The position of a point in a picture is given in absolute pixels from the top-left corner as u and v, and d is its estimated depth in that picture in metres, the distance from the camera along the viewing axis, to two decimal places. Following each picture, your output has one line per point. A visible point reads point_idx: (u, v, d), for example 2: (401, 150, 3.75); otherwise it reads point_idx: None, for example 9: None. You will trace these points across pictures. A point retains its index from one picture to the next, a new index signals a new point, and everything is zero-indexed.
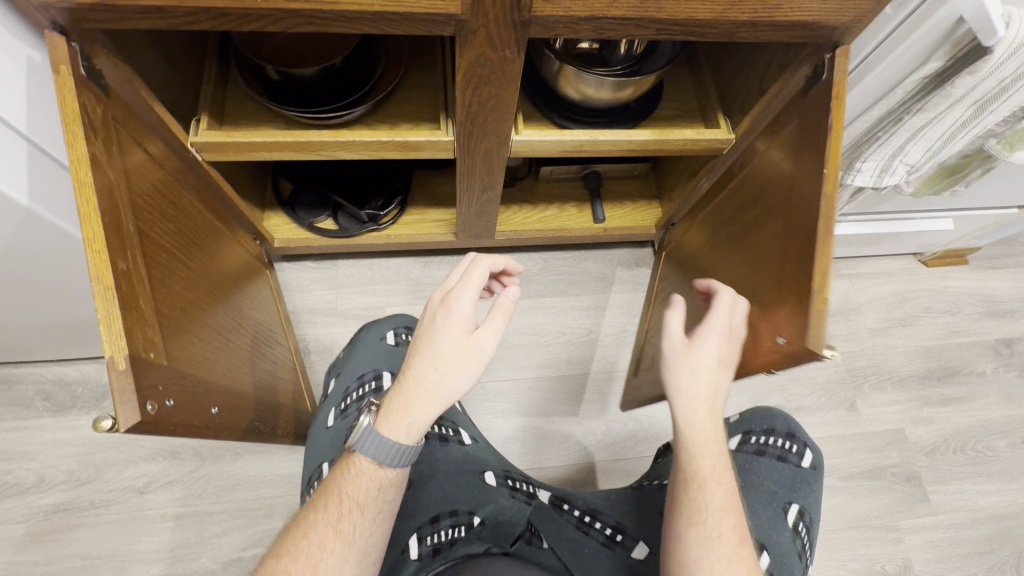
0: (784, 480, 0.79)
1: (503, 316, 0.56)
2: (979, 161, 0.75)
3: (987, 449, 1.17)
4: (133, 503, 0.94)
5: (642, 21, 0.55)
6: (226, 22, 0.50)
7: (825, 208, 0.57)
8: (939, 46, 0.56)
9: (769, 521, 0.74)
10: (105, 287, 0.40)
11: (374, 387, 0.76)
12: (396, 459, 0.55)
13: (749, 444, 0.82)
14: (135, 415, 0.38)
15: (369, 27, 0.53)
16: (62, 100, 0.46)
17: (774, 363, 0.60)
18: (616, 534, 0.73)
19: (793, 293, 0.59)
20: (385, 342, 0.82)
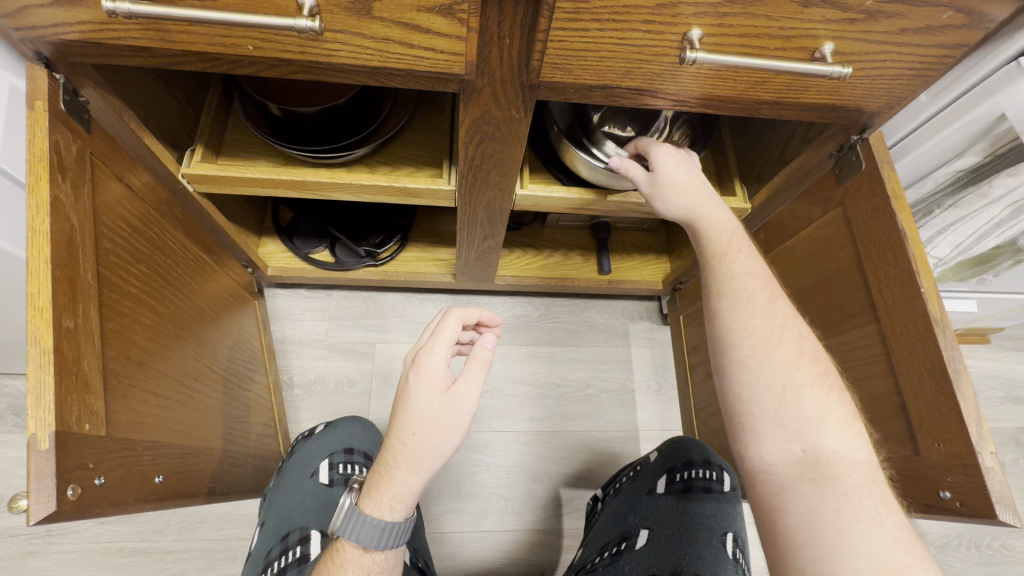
0: (714, 512, 0.73)
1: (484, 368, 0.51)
2: (1012, 253, 0.71)
3: (1005, 548, 1.09)
4: (91, 533, 0.89)
5: (657, 93, 0.51)
6: (219, 65, 0.48)
7: (940, 335, 0.48)
8: (976, 141, 0.52)
9: (711, 561, 0.66)
10: (40, 351, 0.37)
11: (299, 555, 0.68)
12: (382, 540, 0.51)
13: (676, 483, 0.76)
14: (50, 504, 0.34)
15: (367, 79, 0.50)
16: (31, 138, 0.43)
17: (919, 497, 0.50)
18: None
19: (922, 422, 0.49)
20: (316, 480, 0.76)
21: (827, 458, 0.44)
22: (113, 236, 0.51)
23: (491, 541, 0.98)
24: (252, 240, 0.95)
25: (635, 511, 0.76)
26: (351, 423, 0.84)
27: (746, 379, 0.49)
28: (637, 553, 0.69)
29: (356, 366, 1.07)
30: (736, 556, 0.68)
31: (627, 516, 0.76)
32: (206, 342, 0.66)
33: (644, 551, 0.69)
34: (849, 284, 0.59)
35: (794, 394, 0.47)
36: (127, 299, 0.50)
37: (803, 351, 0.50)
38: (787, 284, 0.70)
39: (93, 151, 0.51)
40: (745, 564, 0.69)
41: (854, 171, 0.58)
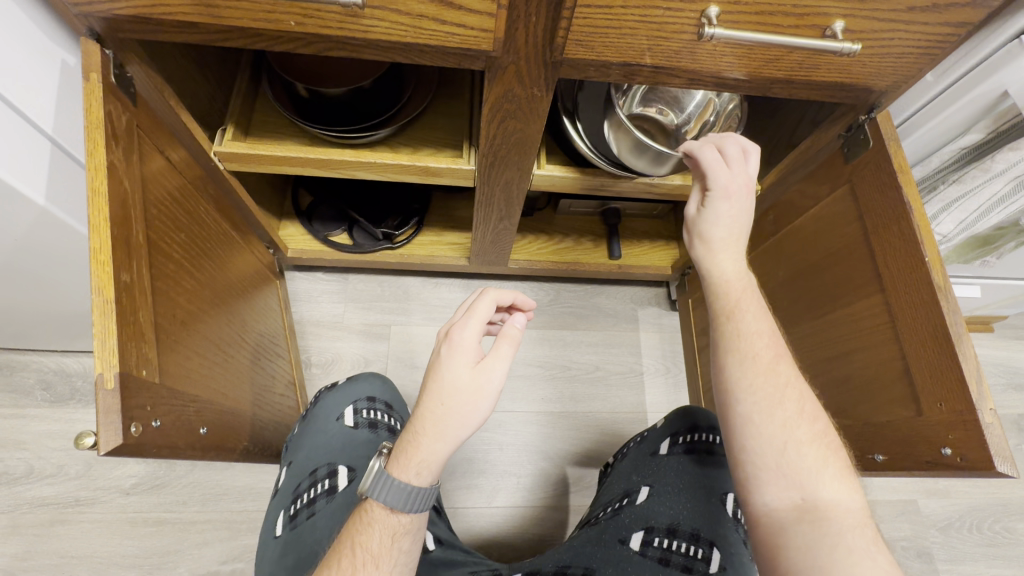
0: (717, 472, 0.73)
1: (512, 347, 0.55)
2: (1015, 234, 0.73)
3: (1007, 531, 1.11)
4: (118, 504, 0.92)
5: (673, 71, 0.54)
6: (261, 41, 0.51)
7: (943, 302, 0.51)
8: (981, 117, 0.55)
9: (708, 515, 0.70)
10: (104, 300, 0.40)
11: (328, 487, 0.74)
12: (411, 503, 0.53)
13: (678, 445, 0.77)
14: (117, 438, 0.37)
15: (399, 56, 0.53)
16: (88, 106, 0.46)
17: (923, 458, 0.52)
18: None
19: (926, 386, 0.52)
20: (341, 424, 0.81)
21: (826, 505, 0.45)
22: (159, 205, 0.54)
23: (504, 515, 1.01)
24: (273, 222, 0.98)
25: (638, 470, 0.79)
26: (373, 378, 0.87)
27: (754, 435, 0.49)
28: (637, 508, 0.73)
29: (372, 347, 1.10)
30: (736, 514, 0.70)
31: (631, 475, 0.79)
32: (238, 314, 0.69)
33: (644, 506, 0.73)
34: (855, 257, 0.62)
35: (795, 448, 0.48)
36: (170, 263, 0.53)
37: (804, 410, 0.50)
38: (795, 259, 0.73)
39: (138, 123, 0.54)
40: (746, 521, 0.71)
41: (861, 148, 0.61)
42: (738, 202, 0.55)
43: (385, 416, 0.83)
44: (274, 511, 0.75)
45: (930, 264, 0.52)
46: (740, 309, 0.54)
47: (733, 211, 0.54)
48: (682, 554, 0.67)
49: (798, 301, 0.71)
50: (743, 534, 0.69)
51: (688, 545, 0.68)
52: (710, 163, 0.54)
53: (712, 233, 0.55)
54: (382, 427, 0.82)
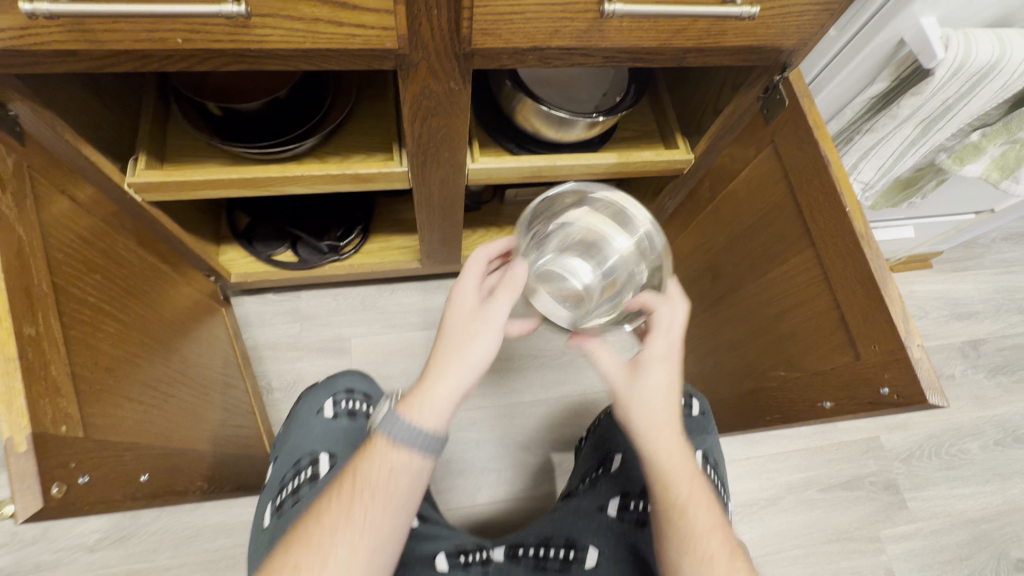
0: (684, 433, 0.78)
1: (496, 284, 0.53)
2: (933, 174, 0.76)
3: (961, 452, 1.19)
4: (83, 562, 0.88)
5: (586, 50, 0.53)
6: (150, 62, 0.48)
7: (868, 243, 0.53)
8: (884, 66, 0.56)
9: None
10: (7, 359, 0.37)
11: (310, 475, 0.70)
12: None
13: None
14: (36, 502, 0.35)
15: (300, 63, 0.50)
16: None
17: (867, 402, 0.54)
18: (568, 552, 0.74)
19: (863, 331, 0.53)
20: (324, 416, 0.77)
21: None
22: (68, 248, 0.51)
23: (489, 510, 1.02)
24: (210, 249, 0.93)
25: (612, 438, 0.83)
26: (353, 372, 0.84)
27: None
28: (610, 475, 0.78)
29: (334, 363, 1.07)
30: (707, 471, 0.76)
31: (603, 448, 0.83)
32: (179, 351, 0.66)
33: (620, 472, 0.78)
34: (785, 212, 0.63)
35: None
36: (86, 309, 0.50)
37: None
38: (729, 224, 0.75)
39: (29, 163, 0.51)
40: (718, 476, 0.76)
41: (778, 109, 0.62)
42: (660, 370, 0.52)
43: (366, 405, 0.80)
44: (263, 502, 0.72)
45: (850, 213, 0.54)
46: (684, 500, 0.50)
47: (660, 377, 0.52)
48: None
49: (738, 245, 0.73)
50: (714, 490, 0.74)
51: None
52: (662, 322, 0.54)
53: (644, 415, 0.52)
54: (361, 415, 0.79)
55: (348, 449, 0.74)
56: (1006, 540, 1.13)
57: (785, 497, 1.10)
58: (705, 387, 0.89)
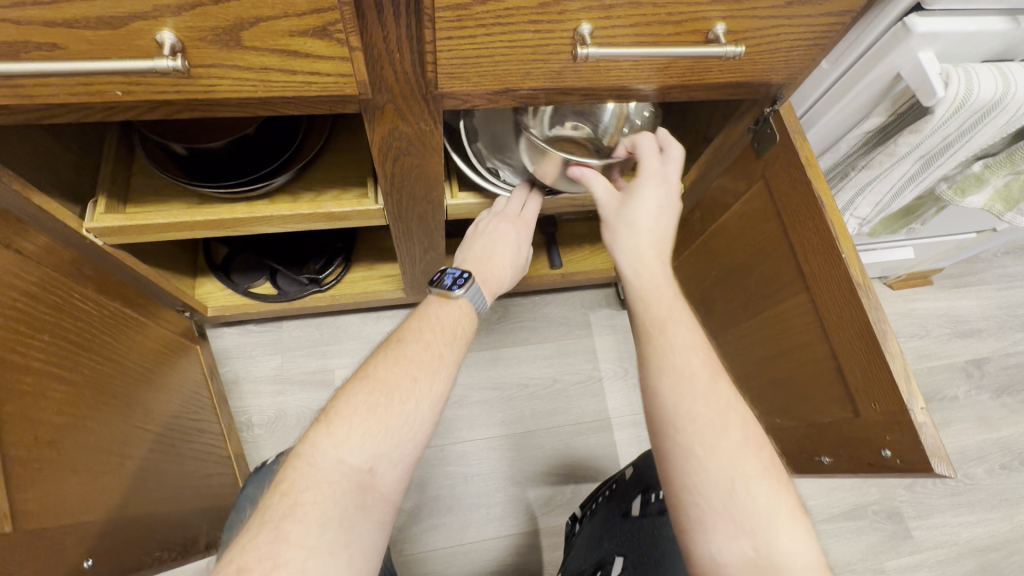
0: None
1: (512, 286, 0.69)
2: (933, 203, 0.73)
3: (966, 477, 1.16)
4: None
5: (562, 90, 0.50)
6: (92, 114, 0.44)
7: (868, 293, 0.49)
8: (880, 101, 0.53)
9: None
10: None
11: None
12: None
13: (652, 505, 0.73)
14: None
15: (257, 110, 0.47)
16: None
17: (867, 461, 0.51)
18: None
19: (863, 388, 0.50)
20: None
21: (780, 557, 0.43)
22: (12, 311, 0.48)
23: (478, 551, 0.97)
24: (185, 283, 0.90)
25: (609, 536, 0.73)
26: None
27: (688, 443, 0.47)
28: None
29: (317, 396, 1.03)
30: None
31: (602, 542, 0.73)
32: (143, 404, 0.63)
33: None
34: (779, 255, 0.60)
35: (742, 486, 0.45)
36: (29, 377, 0.46)
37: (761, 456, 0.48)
38: (724, 263, 0.71)
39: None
40: None
41: (770, 144, 0.59)
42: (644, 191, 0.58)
43: None
44: None
45: (849, 261, 0.50)
46: (661, 324, 0.53)
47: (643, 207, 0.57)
48: None
49: (734, 279, 0.69)
50: None
51: None
52: (646, 149, 0.59)
53: (632, 233, 0.57)
54: None
55: None
56: (1015, 570, 1.09)
57: None
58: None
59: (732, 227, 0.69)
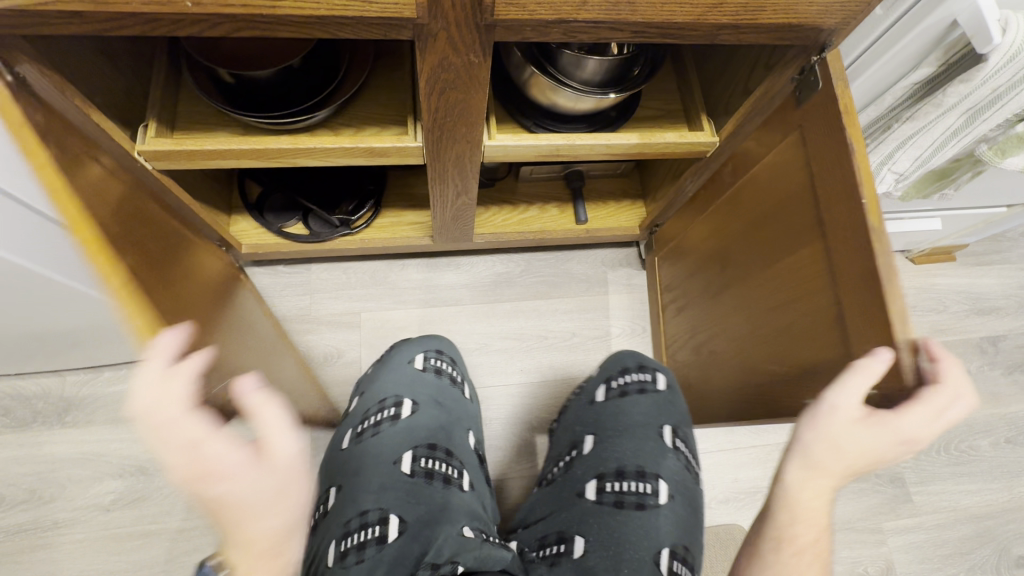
0: (650, 409, 0.82)
1: (180, 473, 0.36)
2: (972, 165, 0.72)
3: (971, 448, 1.18)
4: (99, 521, 0.91)
5: (616, 24, 0.50)
6: (160, 26, 0.46)
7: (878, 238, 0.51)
8: (932, 50, 0.53)
9: (647, 449, 0.78)
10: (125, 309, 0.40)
11: (394, 415, 0.80)
12: None
13: (613, 390, 0.85)
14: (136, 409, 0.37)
15: (315, 31, 0.48)
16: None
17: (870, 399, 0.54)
18: (560, 546, 0.74)
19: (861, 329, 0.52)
20: (413, 366, 0.86)
21: None
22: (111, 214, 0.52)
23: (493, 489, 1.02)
24: (221, 219, 0.92)
25: (580, 421, 0.87)
26: (439, 336, 0.94)
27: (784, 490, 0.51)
28: (586, 459, 0.81)
29: (343, 337, 1.07)
30: (676, 444, 0.79)
31: (573, 426, 0.88)
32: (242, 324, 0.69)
33: (591, 455, 0.81)
34: (799, 208, 0.61)
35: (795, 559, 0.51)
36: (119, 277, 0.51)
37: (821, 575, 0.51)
38: (745, 214, 0.72)
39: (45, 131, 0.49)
40: (687, 450, 0.80)
41: (811, 92, 0.59)
42: (883, 437, 0.48)
43: (449, 368, 0.89)
44: (342, 429, 0.82)
45: (866, 208, 0.51)
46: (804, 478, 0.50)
47: (886, 444, 0.48)
48: (633, 492, 0.75)
49: (750, 234, 0.71)
50: (683, 460, 0.78)
51: (636, 483, 0.75)
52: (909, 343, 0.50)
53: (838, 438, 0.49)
54: (446, 374, 0.88)
55: (429, 402, 0.83)
56: (1010, 537, 1.13)
57: None
58: (696, 373, 0.89)
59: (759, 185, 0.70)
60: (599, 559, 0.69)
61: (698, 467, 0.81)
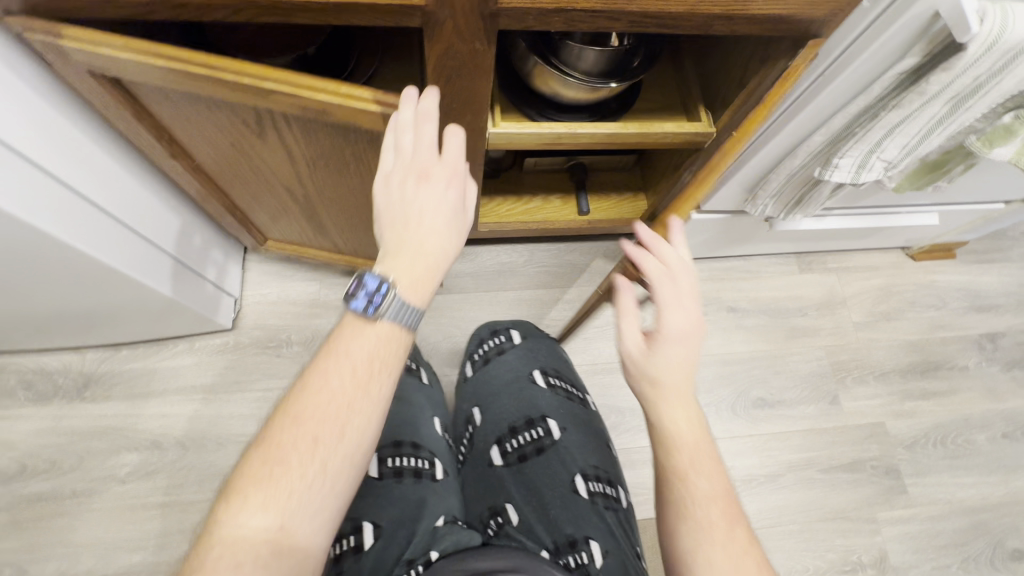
0: (520, 360, 0.94)
1: (401, 188, 0.50)
2: (962, 157, 0.74)
3: (967, 442, 1.20)
4: (115, 492, 0.95)
5: (612, 13, 0.53)
6: (188, 10, 0.49)
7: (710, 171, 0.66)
8: (916, 40, 0.55)
9: (527, 399, 0.89)
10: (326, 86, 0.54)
11: None
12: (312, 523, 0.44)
13: (478, 360, 0.97)
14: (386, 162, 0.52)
15: (331, 18, 0.51)
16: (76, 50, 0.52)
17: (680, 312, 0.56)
18: (497, 519, 0.79)
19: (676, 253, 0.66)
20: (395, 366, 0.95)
21: None
22: (230, 117, 0.61)
23: None
24: None
25: (464, 398, 0.95)
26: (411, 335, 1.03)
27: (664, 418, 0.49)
28: (480, 429, 0.89)
29: None
30: (551, 383, 0.91)
31: (459, 404, 0.96)
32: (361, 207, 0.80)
33: (483, 422, 0.89)
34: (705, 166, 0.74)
35: (683, 485, 0.48)
36: None
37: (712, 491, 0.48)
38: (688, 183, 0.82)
39: (136, 73, 0.54)
40: (563, 385, 0.92)
41: None
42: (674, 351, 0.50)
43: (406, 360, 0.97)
44: None
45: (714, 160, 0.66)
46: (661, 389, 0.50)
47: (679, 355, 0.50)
48: (534, 437, 0.84)
49: None
50: (561, 393, 0.90)
51: (531, 431, 0.85)
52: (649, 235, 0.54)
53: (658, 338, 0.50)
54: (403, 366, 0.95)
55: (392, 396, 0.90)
56: (1004, 530, 1.14)
57: (784, 474, 1.12)
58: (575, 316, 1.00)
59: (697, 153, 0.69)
60: (529, 516, 0.77)
61: (587, 395, 0.94)
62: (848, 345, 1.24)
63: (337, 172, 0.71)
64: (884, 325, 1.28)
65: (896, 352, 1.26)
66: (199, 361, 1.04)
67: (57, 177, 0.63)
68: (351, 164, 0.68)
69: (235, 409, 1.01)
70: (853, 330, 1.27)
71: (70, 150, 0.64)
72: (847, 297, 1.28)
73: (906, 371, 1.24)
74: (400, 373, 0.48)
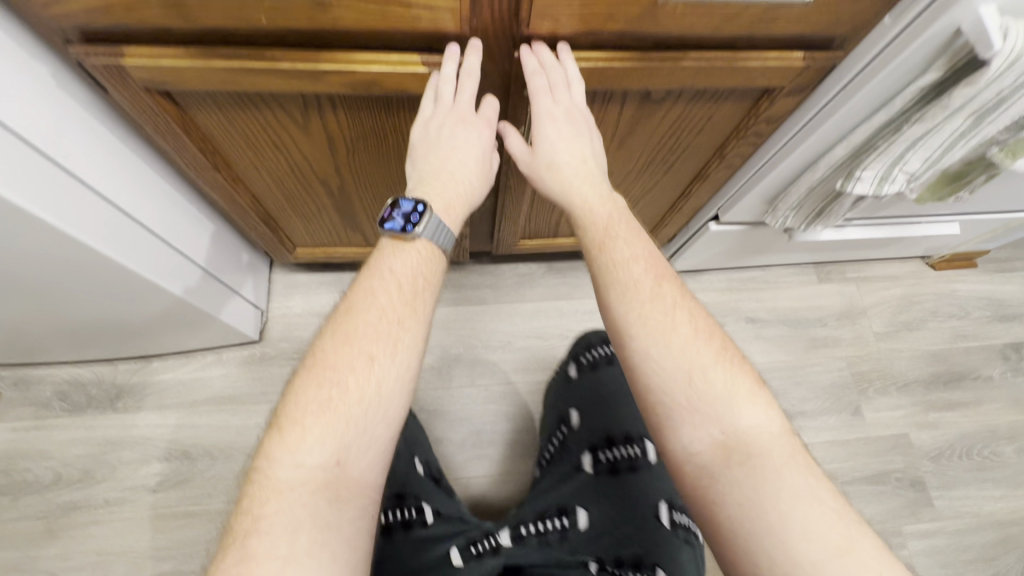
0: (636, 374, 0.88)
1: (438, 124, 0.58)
2: (985, 168, 0.74)
3: (994, 454, 1.18)
4: (145, 501, 0.97)
5: (638, 35, 0.55)
6: (234, 35, 0.52)
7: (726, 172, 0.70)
8: (938, 56, 0.56)
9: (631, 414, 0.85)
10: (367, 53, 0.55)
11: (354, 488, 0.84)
12: (367, 449, 0.47)
13: (585, 364, 0.91)
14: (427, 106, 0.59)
15: (373, 38, 0.54)
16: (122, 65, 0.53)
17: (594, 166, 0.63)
18: (562, 519, 0.82)
19: None
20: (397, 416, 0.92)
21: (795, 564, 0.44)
22: (276, 111, 0.63)
23: (514, 483, 1.05)
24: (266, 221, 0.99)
25: (566, 396, 0.92)
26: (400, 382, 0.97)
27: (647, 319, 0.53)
28: (576, 432, 0.88)
29: None
30: None
31: (558, 402, 0.94)
32: (399, 184, 0.82)
33: (580, 427, 0.87)
34: None
35: (698, 376, 0.51)
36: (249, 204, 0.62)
37: (719, 354, 0.53)
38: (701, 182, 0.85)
39: (188, 85, 0.57)
40: None
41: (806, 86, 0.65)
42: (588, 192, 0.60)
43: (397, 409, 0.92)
44: None
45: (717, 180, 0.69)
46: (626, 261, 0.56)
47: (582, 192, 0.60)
48: (627, 457, 0.82)
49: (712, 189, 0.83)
50: None
51: (625, 446, 0.82)
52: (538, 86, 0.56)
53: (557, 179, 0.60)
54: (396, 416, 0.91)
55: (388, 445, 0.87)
56: None
57: None
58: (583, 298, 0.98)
59: (643, 92, 0.65)
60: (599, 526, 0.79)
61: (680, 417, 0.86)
62: (869, 355, 1.24)
63: (377, 149, 0.73)
64: (905, 335, 1.27)
65: (918, 363, 1.25)
66: (227, 372, 1.06)
67: (98, 192, 0.65)
68: (390, 136, 0.70)
69: (263, 419, 1.03)
70: (873, 340, 1.26)
71: (112, 172, 0.67)
72: (867, 307, 1.28)
73: (930, 381, 1.23)
74: (439, 291, 0.55)
